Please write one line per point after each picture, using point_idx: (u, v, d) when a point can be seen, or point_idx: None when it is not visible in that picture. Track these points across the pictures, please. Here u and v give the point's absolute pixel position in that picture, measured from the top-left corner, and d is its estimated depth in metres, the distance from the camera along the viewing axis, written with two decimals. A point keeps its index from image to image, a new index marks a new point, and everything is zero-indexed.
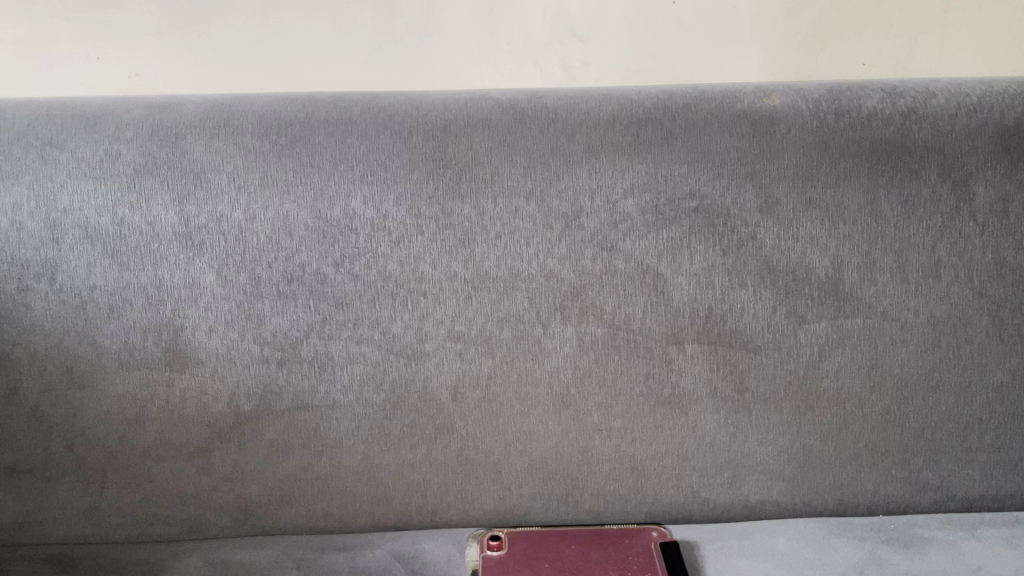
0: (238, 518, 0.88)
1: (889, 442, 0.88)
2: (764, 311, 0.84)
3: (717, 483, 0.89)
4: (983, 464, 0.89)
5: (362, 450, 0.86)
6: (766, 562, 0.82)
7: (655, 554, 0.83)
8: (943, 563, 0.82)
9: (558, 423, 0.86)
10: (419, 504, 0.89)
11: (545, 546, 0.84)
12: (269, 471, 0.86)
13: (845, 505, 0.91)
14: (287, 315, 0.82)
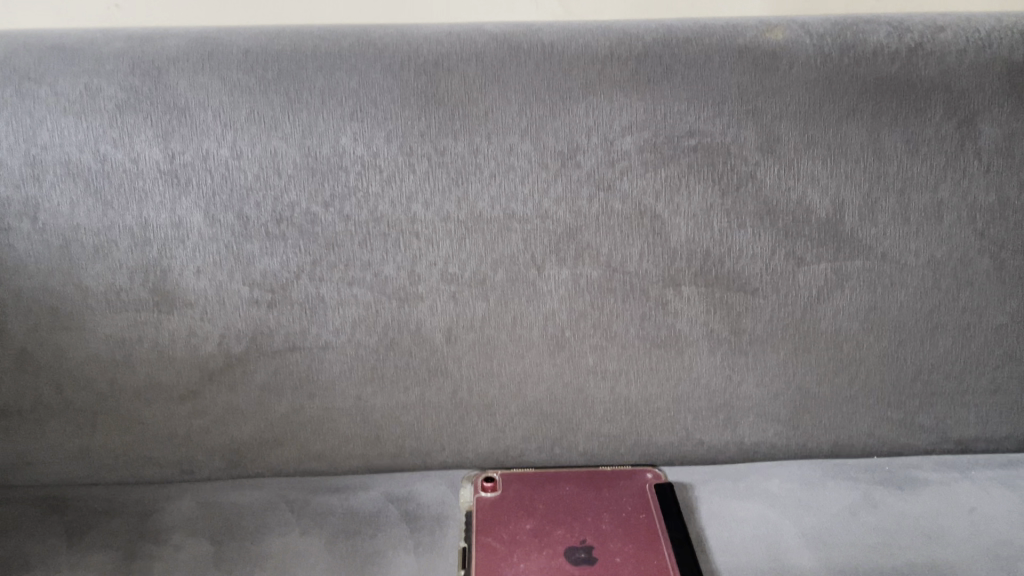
0: (230, 460, 0.87)
1: (885, 384, 0.88)
2: (763, 253, 0.82)
3: (712, 426, 0.89)
4: (979, 406, 0.89)
5: (355, 392, 0.85)
6: (761, 503, 0.82)
7: (650, 496, 0.82)
8: (937, 504, 0.82)
9: (553, 365, 0.85)
10: (412, 446, 0.88)
11: (539, 488, 0.84)
12: (261, 413, 0.85)
13: (839, 447, 0.91)
14: (277, 256, 0.80)
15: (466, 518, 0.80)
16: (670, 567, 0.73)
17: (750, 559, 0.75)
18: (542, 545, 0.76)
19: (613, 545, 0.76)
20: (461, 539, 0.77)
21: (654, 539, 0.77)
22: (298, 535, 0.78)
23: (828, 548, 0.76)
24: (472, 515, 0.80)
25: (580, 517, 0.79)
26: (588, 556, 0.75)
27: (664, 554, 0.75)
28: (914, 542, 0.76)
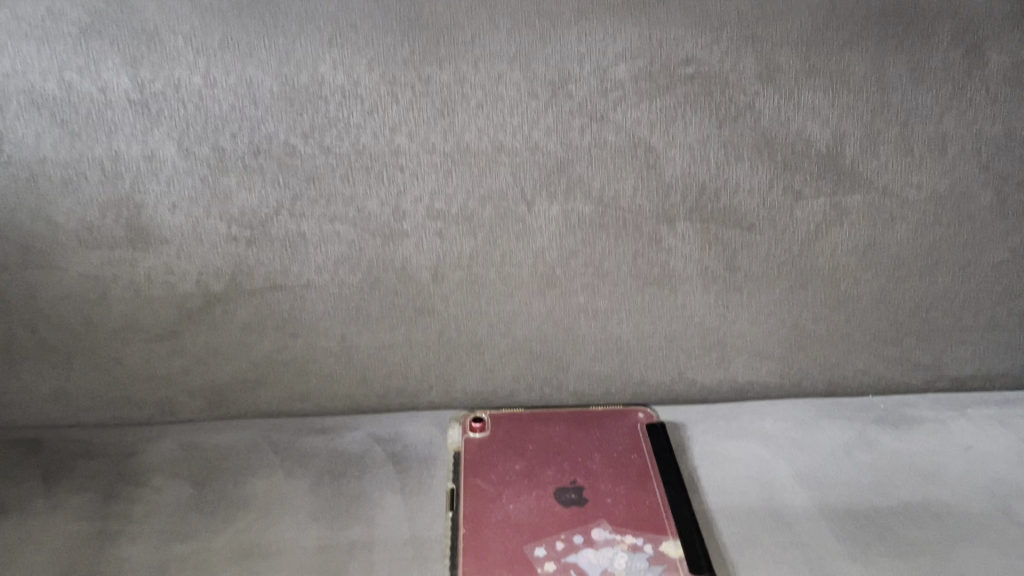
0: (212, 402, 0.85)
1: (881, 322, 0.86)
2: (760, 187, 0.80)
3: (705, 365, 0.87)
4: (977, 344, 0.87)
5: (340, 332, 0.83)
6: (754, 443, 0.80)
7: (642, 437, 0.81)
8: (933, 443, 0.80)
9: (543, 304, 0.83)
10: (399, 387, 0.86)
11: (528, 428, 0.82)
12: (242, 353, 0.83)
13: (835, 386, 0.89)
14: (255, 190, 0.77)
15: (454, 459, 0.78)
16: (662, 507, 0.72)
17: (744, 499, 0.73)
18: (532, 486, 0.74)
19: (604, 485, 0.74)
20: (449, 481, 0.75)
21: (645, 479, 0.75)
22: (281, 477, 0.76)
23: (822, 488, 0.74)
24: (460, 457, 0.78)
25: (570, 458, 0.78)
26: (578, 496, 0.73)
27: (656, 494, 0.73)
28: (909, 481, 0.75)
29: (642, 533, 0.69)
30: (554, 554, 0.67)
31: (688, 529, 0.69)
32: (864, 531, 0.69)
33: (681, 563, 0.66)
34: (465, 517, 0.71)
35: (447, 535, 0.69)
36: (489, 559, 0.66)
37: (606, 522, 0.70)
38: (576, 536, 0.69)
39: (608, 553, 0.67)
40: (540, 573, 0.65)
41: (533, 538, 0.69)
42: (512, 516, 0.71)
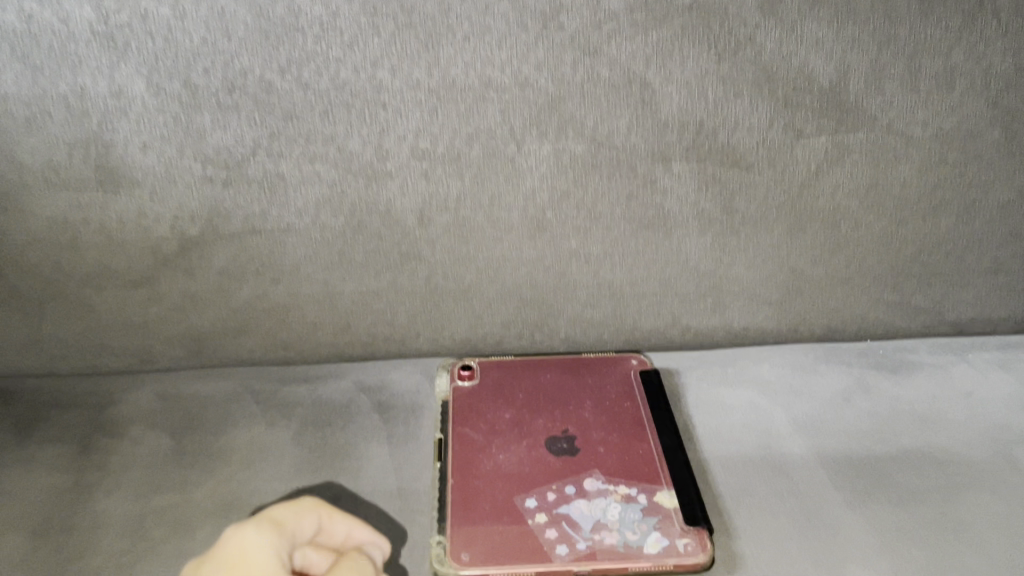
0: (191, 350, 0.83)
1: (882, 266, 0.83)
2: (759, 125, 0.75)
3: (700, 311, 0.85)
4: (979, 288, 0.85)
5: (323, 278, 0.80)
6: (751, 390, 0.78)
7: (635, 384, 0.78)
8: (933, 388, 0.78)
9: (533, 249, 0.80)
10: (385, 334, 0.84)
11: (518, 376, 0.79)
12: (221, 300, 0.80)
13: (832, 331, 0.87)
14: (230, 129, 0.72)
15: (442, 408, 0.76)
16: (656, 456, 0.69)
17: (740, 447, 0.71)
18: (522, 436, 0.72)
19: (596, 434, 0.72)
20: (436, 430, 0.73)
21: (638, 428, 0.73)
22: (263, 427, 0.73)
23: (820, 436, 0.72)
24: (448, 405, 0.76)
25: (561, 407, 0.75)
26: (570, 446, 0.71)
27: (649, 443, 0.71)
28: (909, 428, 0.73)
29: (636, 483, 0.67)
30: (545, 505, 0.65)
31: (683, 478, 0.67)
32: (863, 480, 0.67)
33: (675, 514, 0.64)
34: (453, 468, 0.68)
35: (435, 487, 0.67)
36: (478, 511, 0.64)
37: (599, 471, 0.68)
38: (568, 486, 0.67)
39: (600, 504, 0.65)
40: (531, 525, 0.63)
41: (524, 488, 0.66)
42: (502, 467, 0.69)
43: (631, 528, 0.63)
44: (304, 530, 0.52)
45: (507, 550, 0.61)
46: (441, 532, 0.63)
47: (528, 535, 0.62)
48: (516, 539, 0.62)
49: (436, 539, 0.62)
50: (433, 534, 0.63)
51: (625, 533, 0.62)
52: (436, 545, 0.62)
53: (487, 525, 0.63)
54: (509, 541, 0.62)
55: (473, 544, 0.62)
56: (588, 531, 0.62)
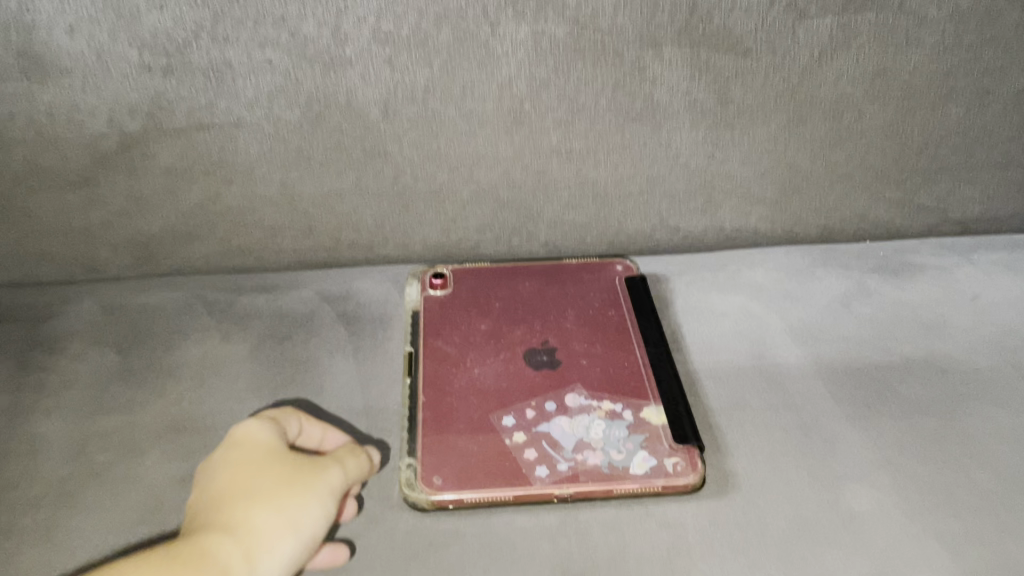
0: (140, 257, 0.76)
1: (885, 161, 0.77)
2: (759, 4, 0.67)
3: (690, 212, 0.79)
4: (987, 184, 0.80)
5: (280, 178, 0.73)
6: (743, 296, 0.73)
7: (620, 291, 0.73)
8: (937, 292, 0.74)
9: (510, 145, 0.73)
10: (351, 239, 0.77)
11: (495, 283, 0.74)
12: (169, 203, 0.73)
13: (829, 232, 0.82)
14: (167, 9, 0.63)
15: (413, 319, 0.70)
16: (642, 369, 0.65)
17: (732, 358, 0.66)
18: (499, 348, 0.67)
19: (579, 346, 0.67)
20: (406, 343, 0.67)
21: (624, 339, 0.68)
22: (218, 342, 0.68)
23: (818, 345, 0.68)
24: (419, 316, 0.70)
25: (541, 317, 0.70)
26: (550, 358, 0.66)
27: (635, 356, 0.66)
28: (911, 335, 0.69)
29: (621, 399, 0.62)
30: (524, 424, 0.60)
31: (672, 392, 0.62)
32: (863, 392, 0.63)
33: (663, 431, 0.60)
34: (425, 384, 0.63)
35: (405, 405, 0.62)
36: (452, 431, 0.60)
37: (582, 386, 0.63)
38: (548, 403, 0.62)
39: (583, 421, 0.60)
40: (508, 445, 0.59)
41: (501, 405, 0.62)
42: (477, 382, 0.64)
43: (616, 448, 0.58)
44: (291, 432, 0.55)
45: (483, 473, 0.57)
46: (411, 455, 0.58)
47: (506, 456, 0.58)
48: (493, 461, 0.57)
49: (406, 463, 0.58)
50: (403, 456, 0.58)
51: (609, 453, 0.58)
52: (406, 469, 0.57)
53: (461, 446, 0.59)
54: (485, 464, 0.57)
55: (446, 467, 0.57)
56: (570, 451, 0.58)
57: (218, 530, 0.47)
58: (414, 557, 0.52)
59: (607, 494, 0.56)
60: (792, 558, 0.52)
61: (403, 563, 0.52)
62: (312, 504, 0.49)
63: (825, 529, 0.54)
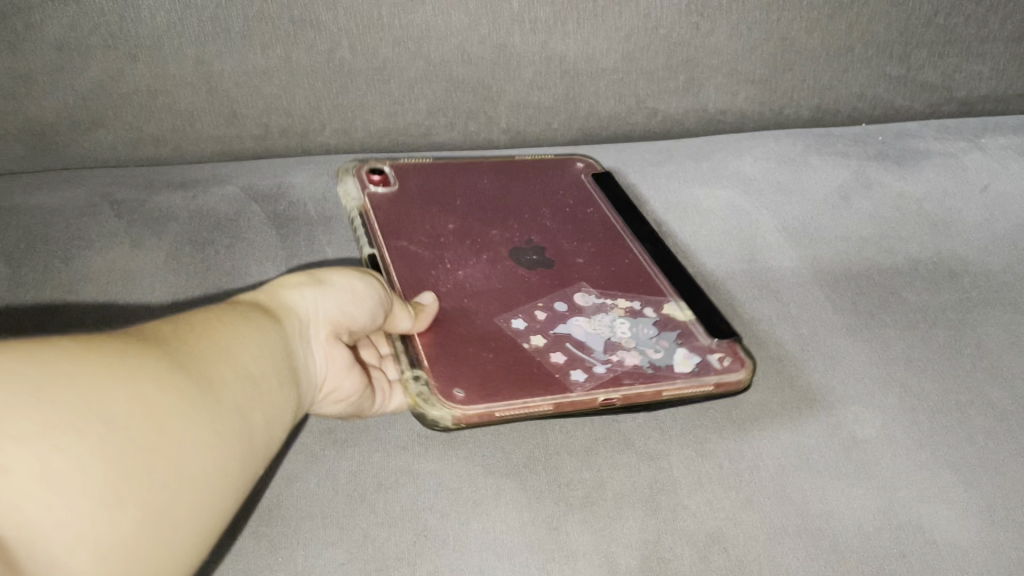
0: (35, 147, 0.63)
1: (888, 31, 0.68)
2: None
3: (670, 91, 0.69)
4: (997, 59, 0.72)
5: (194, 52, 0.60)
6: (731, 190, 0.65)
7: (593, 189, 0.64)
8: (943, 182, 0.66)
9: (464, 13, 0.62)
10: (282, 127, 0.66)
11: (448, 176, 0.64)
12: (64, 80, 0.60)
13: (823, 115, 0.73)
14: None
15: (363, 220, 0.59)
16: (648, 266, 0.58)
17: (718, 262, 0.59)
18: (477, 248, 0.58)
19: (569, 242, 0.59)
20: (365, 244, 0.56)
21: (616, 238, 0.60)
22: (127, 249, 0.58)
23: (814, 244, 0.60)
24: (371, 215, 0.59)
25: (512, 216, 0.61)
26: (542, 258, 0.58)
27: (634, 252, 0.59)
28: (918, 233, 0.62)
29: (636, 296, 0.56)
30: (538, 326, 0.52)
31: (690, 286, 0.56)
32: (867, 299, 0.56)
33: (695, 327, 0.54)
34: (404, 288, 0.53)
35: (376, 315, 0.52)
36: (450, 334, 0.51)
37: (588, 285, 0.56)
38: (557, 303, 0.54)
39: (604, 321, 0.53)
40: (528, 349, 0.50)
41: (505, 308, 0.53)
42: (467, 284, 0.55)
43: (652, 346, 0.52)
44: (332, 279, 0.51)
45: (509, 380, 0.48)
46: (415, 365, 0.48)
47: (530, 362, 0.50)
48: (516, 368, 0.49)
49: (411, 375, 0.48)
50: (405, 368, 0.48)
51: (646, 352, 0.51)
52: (413, 382, 0.47)
53: (469, 351, 0.50)
54: (502, 368, 0.49)
55: (460, 377, 0.48)
56: (602, 353, 0.51)
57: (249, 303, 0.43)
58: (360, 500, 0.45)
59: (656, 397, 0.49)
60: (791, 494, 0.46)
61: (346, 507, 0.44)
62: (353, 281, 0.47)
63: (826, 459, 0.48)
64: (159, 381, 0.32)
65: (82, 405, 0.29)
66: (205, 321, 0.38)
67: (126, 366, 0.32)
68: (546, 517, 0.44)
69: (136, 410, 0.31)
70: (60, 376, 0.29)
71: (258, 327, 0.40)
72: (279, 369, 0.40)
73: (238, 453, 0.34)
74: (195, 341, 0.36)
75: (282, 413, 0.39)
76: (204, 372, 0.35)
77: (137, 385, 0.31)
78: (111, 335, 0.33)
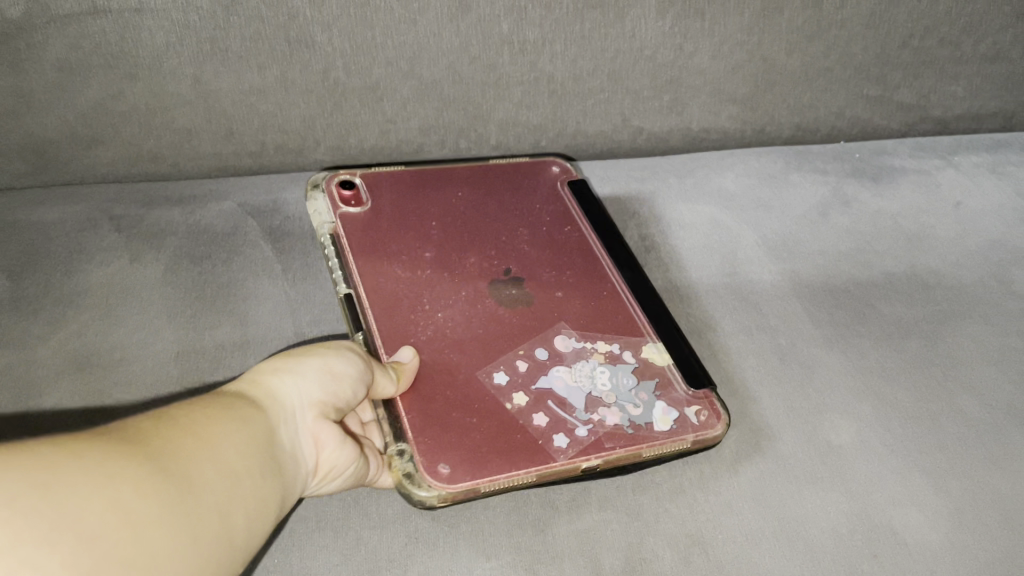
0: (35, 164, 0.64)
1: (868, 53, 0.70)
2: None
3: (655, 110, 0.71)
4: (972, 80, 0.74)
5: (192, 72, 0.62)
6: (713, 206, 0.67)
7: (567, 201, 0.65)
8: (918, 199, 0.69)
9: (455, 35, 0.64)
10: (278, 144, 0.68)
11: (422, 194, 0.64)
12: (64, 99, 0.61)
13: (802, 131, 0.75)
14: None
15: (335, 243, 0.58)
16: (626, 300, 0.58)
17: (700, 275, 0.61)
18: (456, 283, 0.57)
19: (547, 275, 0.59)
20: (340, 283, 0.55)
21: (592, 263, 0.60)
22: (126, 263, 0.59)
23: (793, 258, 0.63)
24: (343, 239, 0.58)
25: (489, 241, 0.61)
26: (521, 294, 0.57)
27: (611, 282, 0.59)
28: (893, 247, 0.64)
29: (615, 339, 0.55)
30: (520, 381, 0.51)
31: (668, 324, 0.56)
32: (844, 310, 0.58)
33: (673, 375, 0.53)
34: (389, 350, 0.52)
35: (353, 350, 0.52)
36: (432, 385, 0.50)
37: (567, 326, 0.56)
38: (538, 350, 0.53)
39: (585, 370, 0.52)
40: (511, 411, 0.49)
41: (486, 361, 0.52)
42: (448, 333, 0.54)
43: (631, 401, 0.51)
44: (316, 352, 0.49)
45: (492, 452, 0.47)
46: (399, 438, 0.47)
47: (513, 427, 0.48)
48: (499, 436, 0.48)
49: (397, 450, 0.46)
50: (389, 441, 0.47)
51: (626, 409, 0.51)
52: (397, 458, 0.46)
53: (452, 417, 0.48)
54: (482, 433, 0.48)
55: (441, 449, 0.47)
56: (584, 412, 0.50)
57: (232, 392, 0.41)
58: (353, 504, 0.46)
59: (636, 459, 0.48)
60: (769, 499, 0.48)
61: (340, 512, 0.46)
62: (331, 362, 0.45)
63: (803, 465, 0.49)
64: (139, 489, 0.32)
65: (60, 521, 0.28)
66: (187, 416, 0.37)
67: (105, 472, 0.31)
68: (533, 520, 0.46)
69: (116, 524, 0.30)
70: (39, 490, 0.29)
71: (240, 421, 0.39)
72: (261, 463, 0.39)
73: (210, 560, 0.34)
74: (178, 439, 0.35)
75: (264, 508, 0.38)
76: (185, 470, 0.34)
77: (117, 493, 0.31)
78: (93, 436, 0.33)
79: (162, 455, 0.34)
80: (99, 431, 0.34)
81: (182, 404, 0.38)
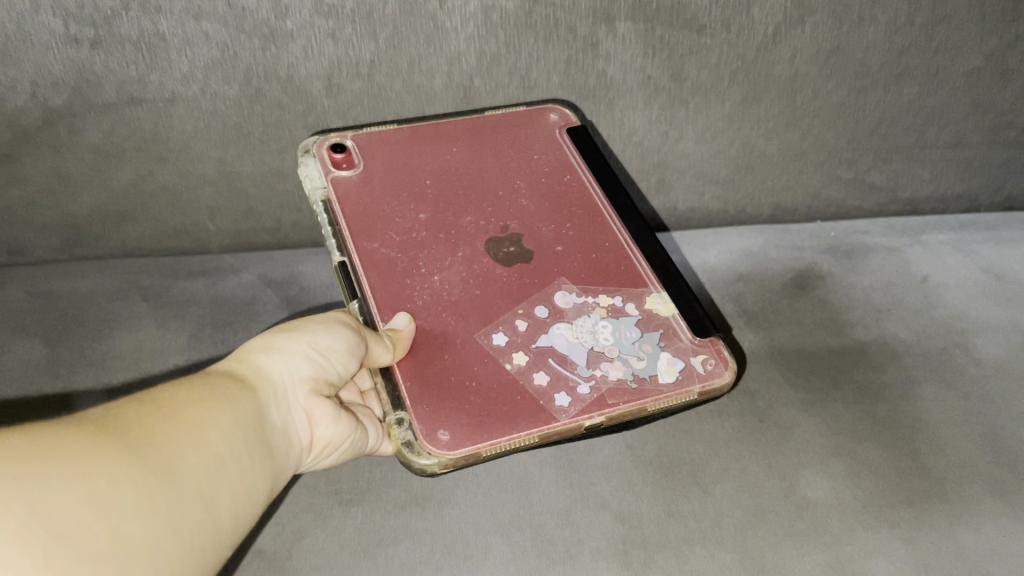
0: (70, 238, 0.69)
1: (839, 138, 0.75)
2: None
3: (642, 191, 0.77)
4: (937, 164, 0.79)
5: (217, 156, 0.67)
6: (696, 279, 0.72)
7: (565, 147, 0.69)
8: (889, 274, 0.74)
9: None
10: (294, 220, 0.73)
11: (416, 149, 0.66)
12: (99, 180, 0.66)
13: (781, 210, 0.81)
14: None
15: (328, 211, 0.62)
16: (628, 250, 0.63)
17: None
18: (453, 244, 0.61)
19: (545, 229, 0.63)
20: (334, 253, 0.59)
21: (595, 216, 0.65)
22: (153, 328, 0.64)
23: (770, 327, 0.67)
24: (337, 206, 0.62)
25: (487, 197, 0.65)
26: (519, 250, 0.62)
27: (613, 233, 0.64)
28: (864, 318, 0.69)
29: (616, 290, 0.60)
30: (519, 341, 0.56)
31: (671, 275, 0.61)
32: (817, 374, 0.63)
33: (677, 325, 0.59)
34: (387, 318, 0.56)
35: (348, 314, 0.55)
36: (441, 347, 0.55)
37: (568, 280, 0.60)
38: (538, 309, 0.58)
39: (586, 327, 0.57)
40: (512, 371, 0.54)
41: (486, 321, 0.57)
42: (447, 292, 0.58)
43: (634, 353, 0.57)
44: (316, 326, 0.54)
45: (489, 420, 0.52)
46: (398, 407, 0.52)
47: (516, 390, 0.53)
48: (500, 397, 0.53)
49: (395, 417, 0.51)
50: (388, 410, 0.52)
51: (629, 362, 0.56)
52: (397, 426, 0.51)
53: (452, 385, 0.53)
54: (480, 396, 0.53)
55: (442, 415, 0.52)
56: (586, 368, 0.55)
57: (226, 372, 0.46)
58: (362, 554, 0.50)
59: (643, 412, 0.54)
60: (749, 549, 0.52)
61: (351, 560, 0.50)
62: (318, 340, 0.50)
63: (780, 517, 0.53)
64: (121, 475, 0.35)
65: (49, 508, 0.32)
66: (176, 399, 0.41)
67: (90, 462, 0.34)
68: (530, 569, 0.50)
69: (99, 510, 0.33)
70: (21, 481, 0.32)
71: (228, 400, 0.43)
72: (249, 443, 0.43)
73: (190, 535, 0.38)
74: (163, 426, 0.39)
75: (246, 484, 0.42)
76: (163, 455, 0.38)
77: (96, 482, 0.34)
78: (82, 426, 0.36)
79: (145, 444, 0.37)
80: (88, 419, 0.37)
81: (178, 386, 0.43)
